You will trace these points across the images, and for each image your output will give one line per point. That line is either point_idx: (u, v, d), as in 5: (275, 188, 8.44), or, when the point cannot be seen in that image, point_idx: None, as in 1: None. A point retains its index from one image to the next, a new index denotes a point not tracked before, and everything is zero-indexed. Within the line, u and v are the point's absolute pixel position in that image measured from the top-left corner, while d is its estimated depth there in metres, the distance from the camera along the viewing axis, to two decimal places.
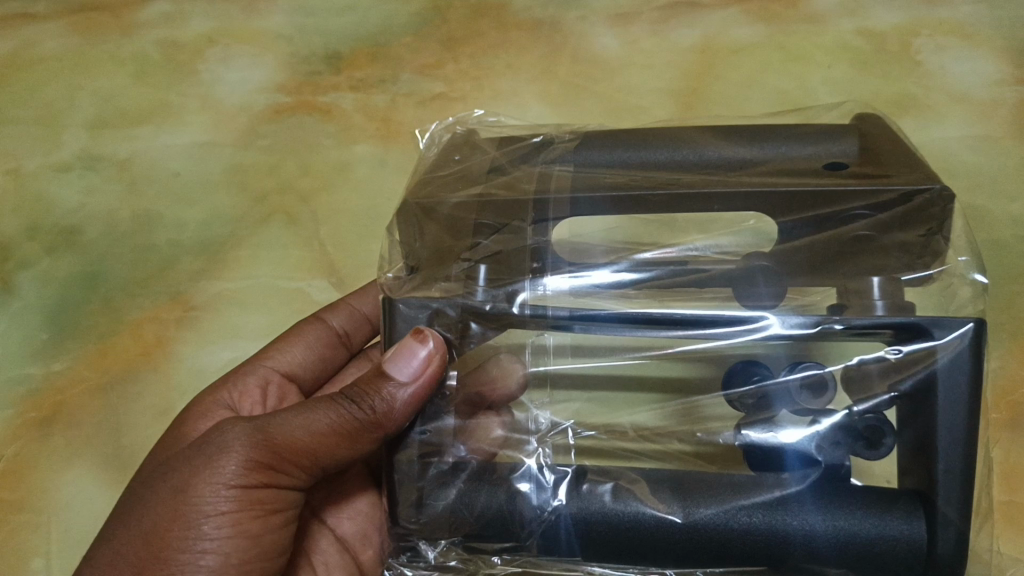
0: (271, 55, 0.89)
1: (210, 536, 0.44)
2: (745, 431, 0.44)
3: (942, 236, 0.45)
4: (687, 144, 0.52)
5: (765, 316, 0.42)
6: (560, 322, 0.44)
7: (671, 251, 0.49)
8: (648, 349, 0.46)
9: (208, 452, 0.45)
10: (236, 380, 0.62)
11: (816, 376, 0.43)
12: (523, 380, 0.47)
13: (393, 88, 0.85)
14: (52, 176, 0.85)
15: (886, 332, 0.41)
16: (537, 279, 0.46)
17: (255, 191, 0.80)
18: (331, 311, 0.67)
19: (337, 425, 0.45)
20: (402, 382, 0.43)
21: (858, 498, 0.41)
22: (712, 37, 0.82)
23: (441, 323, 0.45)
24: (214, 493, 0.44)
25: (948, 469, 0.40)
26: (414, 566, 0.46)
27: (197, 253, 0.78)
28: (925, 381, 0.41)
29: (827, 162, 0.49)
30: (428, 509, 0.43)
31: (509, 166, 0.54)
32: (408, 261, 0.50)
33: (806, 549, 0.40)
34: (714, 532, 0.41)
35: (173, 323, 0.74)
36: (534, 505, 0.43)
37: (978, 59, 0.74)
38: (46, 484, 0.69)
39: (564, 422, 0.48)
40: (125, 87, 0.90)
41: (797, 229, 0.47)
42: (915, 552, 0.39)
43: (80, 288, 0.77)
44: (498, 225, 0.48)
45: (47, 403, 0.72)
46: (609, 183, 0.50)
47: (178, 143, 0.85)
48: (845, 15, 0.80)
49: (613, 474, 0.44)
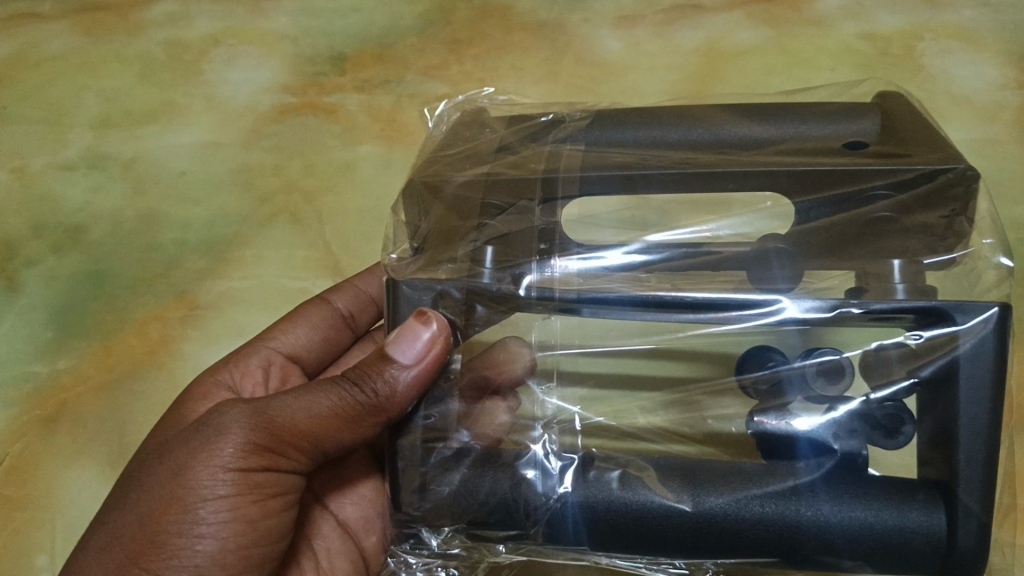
0: (275, 55, 0.88)
1: (207, 521, 0.43)
2: (758, 418, 0.43)
3: (965, 217, 0.44)
4: (703, 123, 0.51)
5: (780, 300, 0.41)
6: (568, 305, 0.42)
7: (684, 233, 0.49)
8: (659, 335, 0.46)
9: (206, 434, 0.44)
10: (236, 362, 0.61)
11: (833, 362, 0.41)
12: (530, 365, 0.46)
13: (397, 88, 0.84)
14: (57, 175, 0.84)
15: (906, 316, 0.39)
16: (545, 261, 0.44)
17: (259, 190, 0.79)
18: (335, 293, 0.66)
19: (339, 407, 0.44)
20: (404, 364, 0.42)
21: (876, 488, 0.39)
22: (717, 39, 0.80)
23: (445, 305, 0.43)
24: (212, 476, 0.43)
25: (970, 460, 0.38)
26: (418, 554, 0.45)
27: (201, 252, 0.77)
28: (948, 367, 0.39)
29: (847, 141, 0.48)
30: (431, 494, 0.42)
31: (518, 145, 0.53)
32: (413, 241, 0.49)
33: (820, 540, 0.39)
34: (725, 521, 0.39)
35: (178, 321, 0.73)
36: (540, 492, 0.41)
37: (981, 63, 0.73)
38: (50, 482, 0.68)
39: (570, 409, 0.46)
40: (130, 86, 0.89)
41: (814, 210, 0.46)
42: (934, 544, 0.38)
43: (85, 286, 0.76)
44: (506, 204, 0.47)
45: (48, 402, 0.71)
46: (618, 163, 0.48)
47: (183, 142, 0.84)
48: (847, 18, 0.79)
49: (621, 462, 0.43)
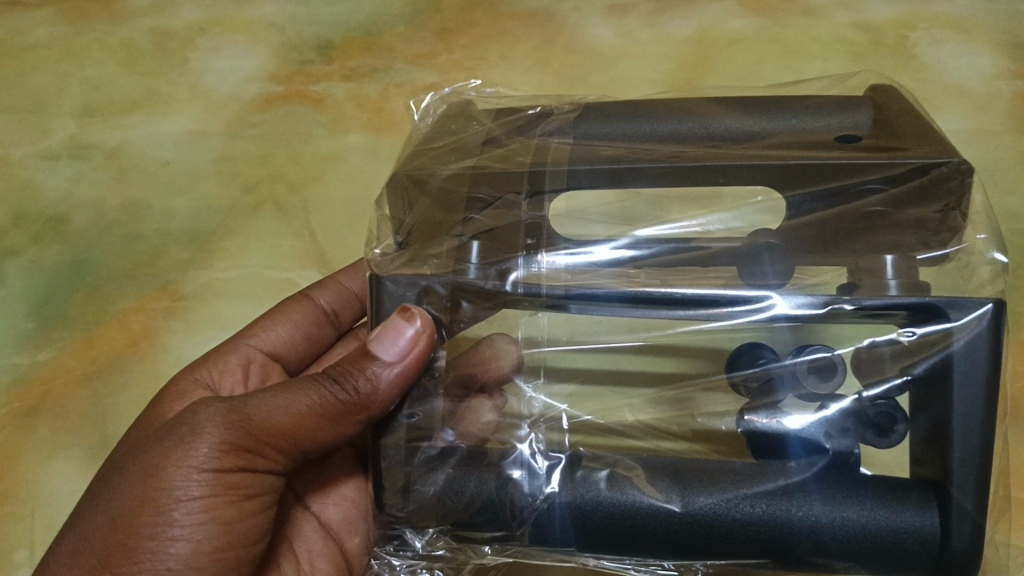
0: (262, 44, 0.87)
1: (180, 522, 0.42)
2: (749, 417, 0.42)
3: (960, 212, 0.43)
4: (694, 116, 0.50)
5: (770, 296, 0.40)
6: (555, 302, 0.41)
7: (674, 227, 0.48)
8: (646, 331, 0.45)
9: (180, 434, 0.43)
10: (215, 360, 0.60)
11: (825, 359, 0.41)
12: (518, 362, 0.47)
13: (385, 78, 0.82)
14: (40, 164, 0.82)
15: (900, 313, 0.39)
16: (531, 257, 0.44)
17: (244, 180, 0.78)
18: (319, 288, 0.64)
19: (319, 406, 0.42)
20: (387, 362, 0.41)
21: (868, 488, 0.39)
22: (709, 29, 0.79)
23: (430, 301, 0.42)
24: (185, 477, 0.42)
25: (965, 459, 0.38)
26: (401, 555, 0.44)
27: (185, 243, 0.75)
28: (941, 365, 0.38)
29: (838, 135, 0.47)
30: (415, 495, 0.41)
31: (506, 137, 0.52)
32: (397, 236, 0.48)
33: (812, 541, 0.38)
34: (715, 522, 0.38)
35: (161, 313, 0.72)
36: (526, 492, 0.40)
37: (974, 53, 0.72)
38: (32, 476, 0.66)
39: (558, 407, 0.45)
40: (114, 75, 0.87)
41: (806, 203, 0.45)
42: (928, 545, 0.37)
43: (67, 277, 0.74)
44: (492, 199, 0.47)
45: (28, 394, 0.70)
46: (607, 155, 0.48)
47: (168, 131, 0.83)
48: (841, 8, 0.78)
49: (610, 460, 0.42)
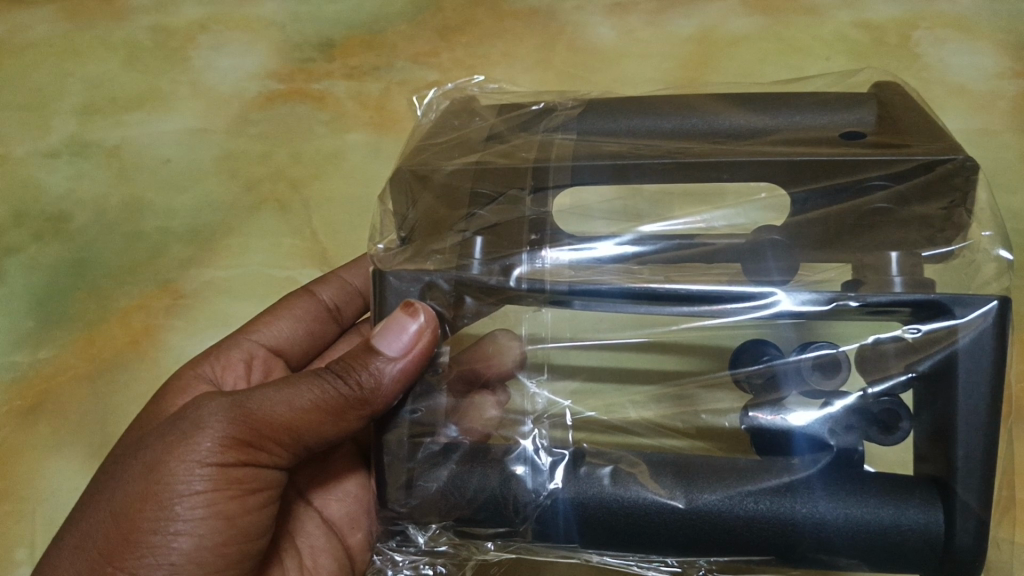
0: (263, 42, 0.87)
1: (183, 517, 0.42)
2: (753, 414, 0.42)
3: (964, 209, 0.43)
4: (698, 112, 0.50)
5: (774, 292, 0.40)
6: (559, 298, 0.42)
7: (676, 224, 0.48)
8: (650, 327, 0.45)
9: (183, 429, 0.43)
10: (217, 355, 0.59)
11: (829, 356, 0.40)
12: (520, 358, 0.46)
13: (387, 76, 0.82)
14: (41, 162, 0.82)
15: (904, 310, 0.39)
16: (535, 252, 0.44)
17: (245, 178, 0.78)
18: (320, 284, 0.64)
19: (322, 401, 0.42)
20: (391, 357, 0.41)
21: (871, 485, 0.38)
22: (711, 29, 0.79)
23: (433, 296, 0.42)
24: (188, 472, 0.42)
25: (969, 456, 0.38)
26: (404, 551, 0.44)
27: (186, 241, 0.75)
28: (946, 362, 0.38)
29: (843, 131, 0.47)
30: (418, 490, 0.41)
31: (508, 133, 0.52)
32: (400, 231, 0.47)
33: (816, 538, 0.38)
34: (719, 519, 0.38)
35: (162, 311, 0.72)
36: (529, 488, 0.40)
37: (977, 52, 0.72)
38: (32, 474, 0.66)
39: (562, 403, 0.45)
40: (115, 73, 0.87)
41: (810, 200, 0.45)
42: (932, 542, 0.37)
43: (67, 275, 0.74)
44: (495, 194, 0.47)
45: (28, 392, 0.69)
46: (610, 151, 0.47)
47: (169, 129, 0.82)
48: (843, 7, 0.78)
49: (613, 457, 0.42)
